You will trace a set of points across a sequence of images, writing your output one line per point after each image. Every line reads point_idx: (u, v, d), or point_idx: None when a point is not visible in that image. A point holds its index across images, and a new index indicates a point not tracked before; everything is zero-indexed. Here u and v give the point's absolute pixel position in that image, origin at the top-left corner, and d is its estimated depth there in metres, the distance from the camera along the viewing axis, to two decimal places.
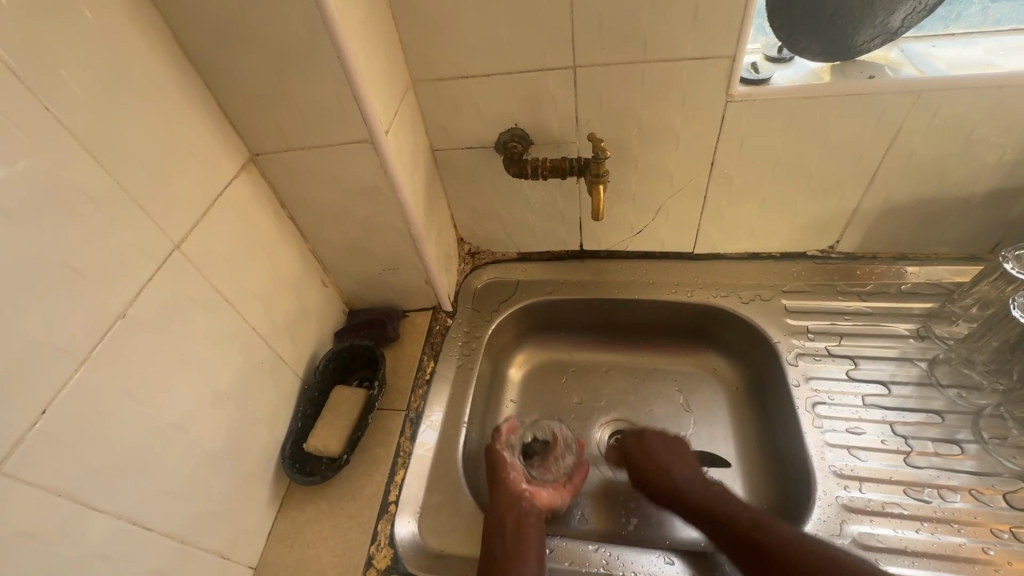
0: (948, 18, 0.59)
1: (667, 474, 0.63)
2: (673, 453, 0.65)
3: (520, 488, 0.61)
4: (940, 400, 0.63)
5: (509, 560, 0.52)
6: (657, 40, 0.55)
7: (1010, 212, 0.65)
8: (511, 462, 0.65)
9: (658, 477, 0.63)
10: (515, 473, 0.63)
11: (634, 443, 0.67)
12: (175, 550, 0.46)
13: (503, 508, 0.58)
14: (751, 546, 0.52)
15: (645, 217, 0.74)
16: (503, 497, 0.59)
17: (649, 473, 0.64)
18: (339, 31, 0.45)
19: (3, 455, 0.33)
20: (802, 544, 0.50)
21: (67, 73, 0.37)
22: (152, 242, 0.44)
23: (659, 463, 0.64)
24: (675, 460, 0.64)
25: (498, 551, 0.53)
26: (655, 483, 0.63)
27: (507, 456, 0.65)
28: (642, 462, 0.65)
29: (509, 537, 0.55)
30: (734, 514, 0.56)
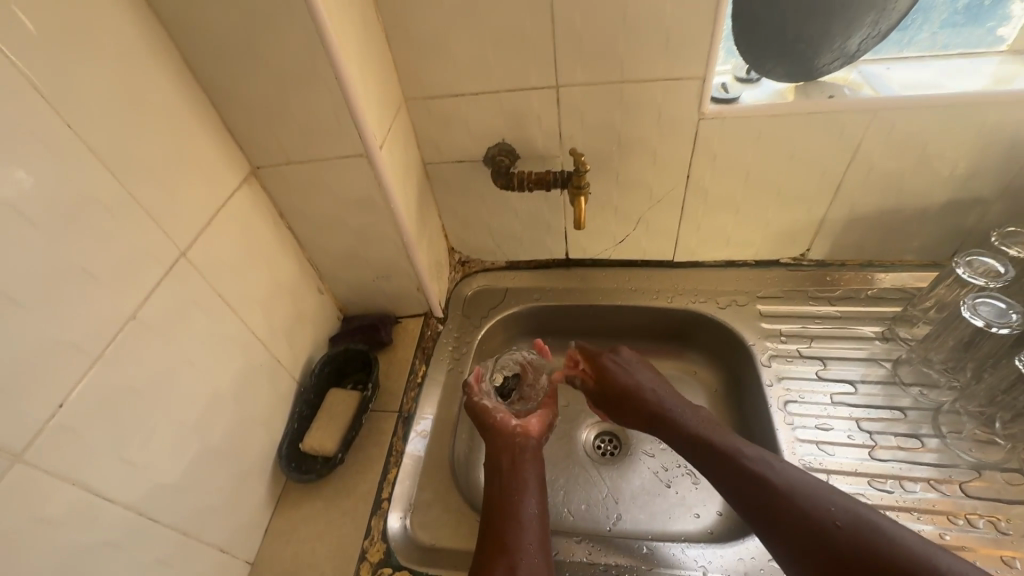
0: (901, 42, 0.64)
1: (638, 394, 0.66)
2: (639, 373, 0.68)
3: (511, 425, 0.64)
4: (904, 397, 0.67)
5: (506, 498, 0.57)
6: (632, 62, 0.59)
7: (966, 221, 0.69)
8: (493, 405, 0.67)
9: (628, 397, 0.67)
10: (502, 414, 0.65)
11: (601, 368, 0.70)
12: (177, 541, 0.48)
13: (498, 447, 0.62)
14: (776, 511, 0.50)
15: (626, 227, 0.78)
16: (495, 436, 0.63)
17: (619, 396, 0.67)
18: (337, 52, 0.49)
19: (26, 443, 0.36)
20: (833, 511, 0.48)
21: (88, 93, 0.40)
22: (160, 249, 0.47)
23: (628, 382, 0.68)
24: (640, 376, 0.68)
25: (498, 491, 0.58)
26: (627, 404, 0.67)
27: (488, 402, 0.67)
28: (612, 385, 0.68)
29: (507, 475, 0.59)
30: (740, 454, 0.55)
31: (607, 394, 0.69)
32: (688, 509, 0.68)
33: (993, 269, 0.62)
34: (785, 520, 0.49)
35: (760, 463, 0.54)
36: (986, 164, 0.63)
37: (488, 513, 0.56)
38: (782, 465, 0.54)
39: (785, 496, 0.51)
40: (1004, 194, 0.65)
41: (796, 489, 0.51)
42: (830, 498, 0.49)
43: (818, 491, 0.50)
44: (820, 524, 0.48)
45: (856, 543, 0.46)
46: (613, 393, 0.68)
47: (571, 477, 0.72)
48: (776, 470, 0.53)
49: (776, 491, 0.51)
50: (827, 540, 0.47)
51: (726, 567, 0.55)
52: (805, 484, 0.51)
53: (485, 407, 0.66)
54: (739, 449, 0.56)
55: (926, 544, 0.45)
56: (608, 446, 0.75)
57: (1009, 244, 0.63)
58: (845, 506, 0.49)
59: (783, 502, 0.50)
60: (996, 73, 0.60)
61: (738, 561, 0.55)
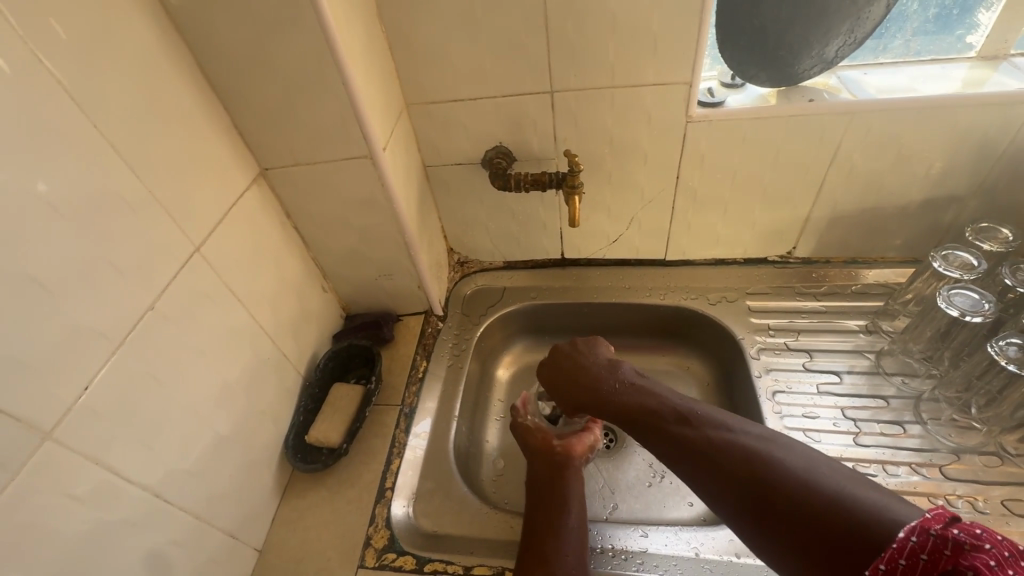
0: (876, 49, 0.68)
1: (563, 374, 0.65)
2: (562, 353, 0.68)
3: (552, 443, 0.66)
4: (888, 387, 0.69)
5: (550, 516, 0.57)
6: (623, 68, 0.62)
7: (943, 218, 0.73)
8: (537, 425, 0.70)
9: (555, 379, 0.66)
10: (543, 433, 0.68)
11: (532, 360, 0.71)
12: (190, 524, 0.50)
13: (541, 466, 0.64)
14: (703, 471, 0.47)
15: (619, 227, 0.81)
16: (537, 455, 0.65)
17: (548, 379, 0.68)
18: (344, 58, 0.52)
19: (55, 422, 0.39)
20: (751, 460, 0.44)
21: (113, 98, 0.43)
22: (176, 245, 0.50)
23: (556, 364, 0.67)
24: (562, 356, 0.67)
25: (538, 506, 0.59)
26: (557, 385, 0.66)
27: (532, 423, 0.70)
28: (542, 372, 0.69)
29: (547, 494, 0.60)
30: (658, 416, 0.53)
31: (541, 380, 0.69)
32: (682, 499, 0.70)
33: (968, 262, 0.65)
34: (712, 479, 0.46)
35: (678, 421, 0.51)
36: (960, 163, 0.66)
37: (530, 528, 0.56)
38: (707, 416, 0.51)
39: (705, 453, 0.47)
40: (978, 192, 0.69)
41: (717, 443, 0.47)
42: (752, 446, 0.46)
43: (738, 440, 0.47)
44: (738, 476, 0.44)
45: (776, 492, 0.41)
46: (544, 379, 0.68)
47: None
48: (696, 426, 0.50)
49: (698, 450, 0.48)
50: (750, 494, 0.43)
51: (718, 549, 0.57)
52: (727, 435, 0.48)
53: (529, 426, 0.69)
54: (656, 411, 0.54)
55: (854, 482, 0.40)
56: (604, 440, 0.78)
57: (984, 238, 0.67)
58: (764, 452, 0.45)
59: (706, 460, 0.47)
60: (967, 78, 0.63)
61: (729, 543, 0.57)
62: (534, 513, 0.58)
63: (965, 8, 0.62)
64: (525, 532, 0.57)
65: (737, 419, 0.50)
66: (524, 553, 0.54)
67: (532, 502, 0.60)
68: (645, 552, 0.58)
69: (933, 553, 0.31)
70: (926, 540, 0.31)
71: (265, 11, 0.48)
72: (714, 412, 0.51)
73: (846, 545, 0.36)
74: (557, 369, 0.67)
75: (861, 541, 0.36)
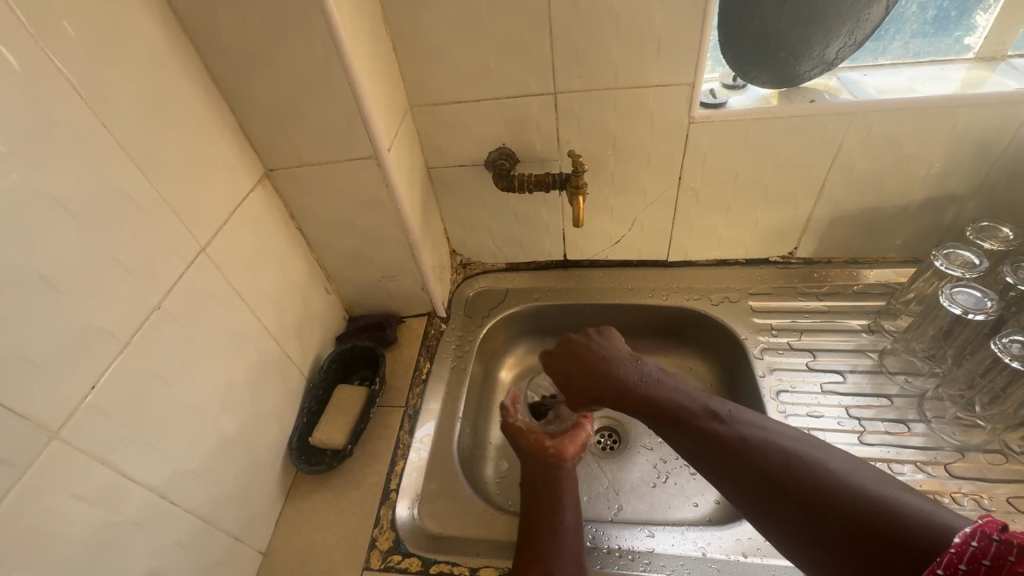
0: (876, 51, 0.68)
1: (586, 369, 0.65)
2: (585, 348, 0.67)
3: (544, 444, 0.67)
4: (891, 385, 0.70)
5: (544, 513, 0.57)
6: (626, 69, 0.63)
7: (943, 218, 0.73)
8: (527, 427, 0.70)
9: (574, 373, 0.66)
10: (535, 435, 0.68)
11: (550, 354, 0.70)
12: (195, 526, 0.50)
13: (534, 467, 0.64)
14: (735, 467, 0.47)
15: (622, 228, 0.82)
16: (528, 457, 0.65)
17: (566, 373, 0.67)
18: (351, 59, 0.52)
19: (62, 421, 0.38)
20: (789, 460, 0.45)
21: (121, 97, 0.43)
22: (182, 244, 0.50)
23: (576, 358, 0.67)
24: (583, 351, 0.67)
25: (534, 508, 0.58)
26: (576, 380, 0.66)
27: (522, 424, 0.71)
28: (560, 365, 0.68)
29: (541, 492, 0.60)
30: (687, 413, 0.54)
31: (559, 373, 0.68)
32: (687, 499, 0.70)
33: (970, 261, 0.66)
34: (744, 477, 0.46)
35: (710, 419, 0.52)
36: (960, 163, 0.67)
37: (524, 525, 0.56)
38: (740, 416, 0.51)
39: (739, 451, 0.48)
40: (977, 192, 0.69)
41: (752, 441, 0.48)
42: (790, 447, 0.46)
43: (774, 441, 0.47)
44: (773, 474, 0.45)
45: (815, 492, 0.42)
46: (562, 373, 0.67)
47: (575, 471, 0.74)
48: (728, 424, 0.50)
49: (730, 447, 0.48)
50: (785, 493, 0.43)
51: (725, 548, 0.57)
52: (763, 435, 0.48)
53: (520, 428, 0.70)
54: (685, 408, 0.54)
55: (893, 487, 0.40)
56: (608, 441, 0.78)
57: (985, 237, 0.67)
58: (802, 454, 0.45)
59: (739, 457, 0.47)
60: (965, 79, 0.64)
61: (736, 543, 0.57)
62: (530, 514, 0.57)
63: (963, 10, 0.63)
64: (521, 534, 0.56)
65: (770, 421, 0.50)
66: (521, 554, 0.54)
67: (527, 503, 0.60)
68: (652, 552, 0.58)
69: (998, 561, 0.30)
70: (989, 546, 0.31)
71: (272, 12, 0.48)
72: (746, 413, 0.52)
73: (887, 547, 0.37)
74: (578, 363, 0.66)
75: (905, 545, 0.36)
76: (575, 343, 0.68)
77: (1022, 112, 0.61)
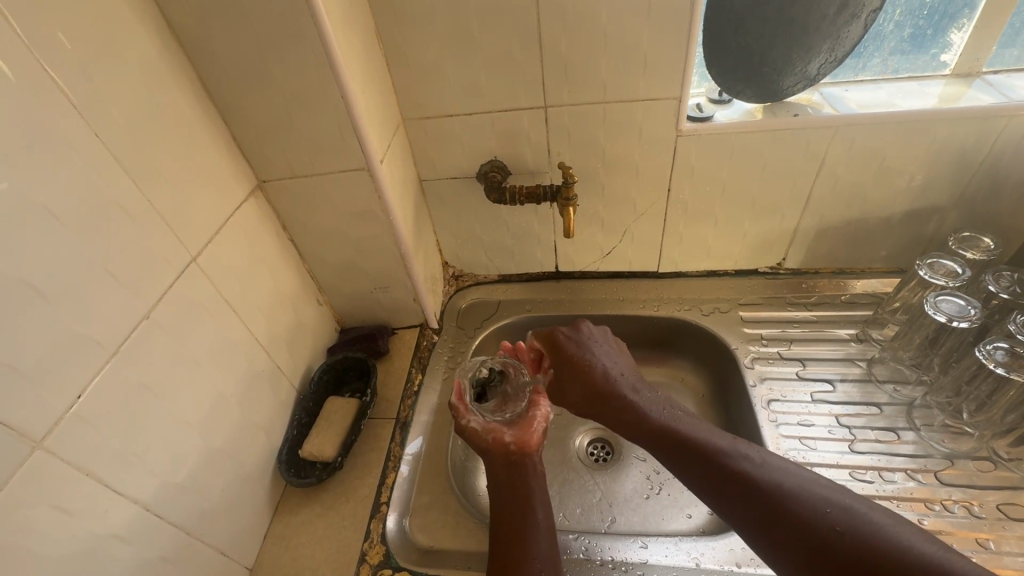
0: (856, 67, 0.70)
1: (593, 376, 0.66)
2: (599, 355, 0.68)
3: (505, 442, 0.63)
4: (880, 394, 0.70)
5: (517, 513, 0.57)
6: (614, 84, 0.64)
7: (926, 228, 0.75)
8: (482, 425, 0.65)
9: (584, 372, 0.67)
10: (493, 433, 0.64)
11: (566, 346, 0.70)
12: (180, 540, 0.49)
13: (496, 467, 0.62)
14: (755, 504, 0.47)
15: (612, 239, 0.83)
16: (490, 458, 0.62)
17: (576, 370, 0.67)
18: (343, 74, 0.53)
19: (46, 431, 0.38)
20: (823, 505, 0.45)
21: (115, 108, 0.44)
22: (174, 253, 0.50)
23: (591, 362, 0.67)
24: (598, 357, 0.68)
25: (505, 505, 0.58)
26: (584, 380, 0.66)
27: (477, 423, 0.65)
28: (571, 361, 0.68)
29: (514, 490, 0.60)
30: (704, 445, 0.53)
31: (567, 369, 0.68)
32: (680, 510, 0.70)
33: (952, 270, 0.67)
34: (764, 512, 0.46)
35: (736, 458, 0.51)
36: (940, 175, 0.68)
37: (496, 529, 0.57)
38: (767, 460, 0.50)
39: (768, 494, 0.47)
40: (959, 203, 0.71)
41: (783, 486, 0.47)
42: (826, 495, 0.46)
43: (811, 488, 0.47)
44: (800, 515, 0.45)
45: (847, 538, 0.42)
46: (572, 368, 0.68)
47: (564, 482, 0.74)
48: (758, 465, 0.50)
49: (756, 486, 0.48)
50: (823, 542, 0.43)
51: (719, 559, 0.56)
52: (795, 482, 0.47)
53: (475, 429, 0.64)
54: (702, 440, 0.54)
55: (933, 544, 0.40)
56: (600, 453, 0.77)
57: (967, 247, 0.69)
58: (841, 504, 0.45)
59: (765, 496, 0.47)
60: (941, 94, 0.66)
61: (729, 553, 0.57)
62: (501, 514, 0.57)
63: (938, 28, 0.65)
64: (494, 538, 0.56)
65: (797, 466, 0.50)
66: (495, 559, 0.54)
67: (496, 502, 0.60)
68: (645, 563, 0.57)
69: None
70: None
71: (266, 25, 0.49)
72: (774, 459, 0.51)
73: None
74: (591, 364, 0.67)
75: None
76: (590, 347, 0.70)
77: (998, 127, 0.62)
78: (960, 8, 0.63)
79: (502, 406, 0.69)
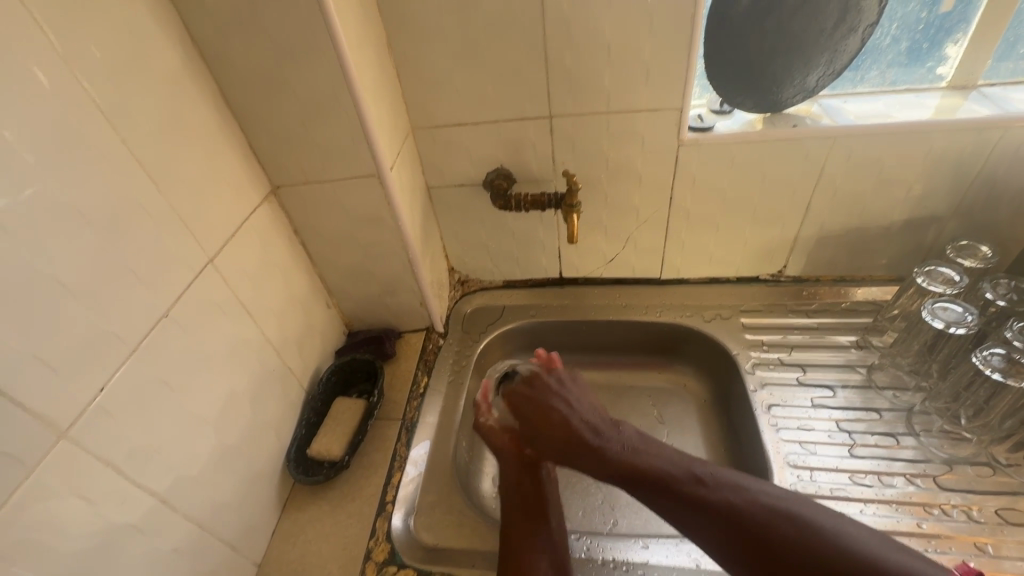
0: (854, 80, 0.72)
1: (555, 430, 0.59)
2: (560, 402, 0.62)
3: (520, 443, 0.66)
4: (880, 400, 0.71)
5: (525, 523, 0.58)
6: (618, 95, 0.66)
7: (925, 237, 0.76)
8: (500, 424, 0.68)
9: (547, 429, 0.60)
10: (509, 433, 0.67)
11: (523, 402, 0.64)
12: (193, 532, 0.51)
13: (510, 465, 0.64)
14: (722, 531, 0.46)
15: (615, 246, 0.84)
16: (505, 457, 0.65)
17: (539, 428, 0.61)
18: (356, 84, 0.55)
19: (71, 422, 0.40)
20: (774, 519, 0.45)
21: (142, 115, 0.46)
22: (191, 253, 0.52)
23: (550, 414, 0.61)
24: (554, 406, 0.61)
25: (509, 511, 0.59)
26: (547, 438, 0.59)
27: (493, 422, 0.68)
28: (531, 418, 0.62)
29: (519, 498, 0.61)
30: (665, 477, 0.51)
31: (530, 428, 0.62)
32: None
33: (950, 278, 0.68)
34: (731, 537, 0.46)
35: (692, 483, 0.49)
36: (937, 185, 0.70)
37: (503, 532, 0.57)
38: (720, 478, 0.49)
39: (723, 512, 0.47)
40: (956, 212, 0.72)
41: (740, 505, 0.47)
42: (775, 503, 0.47)
43: (762, 501, 0.47)
44: (761, 538, 0.45)
45: (802, 552, 0.43)
46: (533, 430, 0.61)
47: (570, 482, 0.75)
48: (710, 487, 0.49)
49: (714, 511, 0.47)
50: (782, 557, 0.44)
51: None
52: (747, 498, 0.47)
53: (492, 426, 0.68)
54: (662, 472, 0.51)
55: (878, 541, 0.43)
56: None
57: (964, 255, 0.70)
58: (791, 512, 0.46)
59: (727, 520, 0.46)
60: (938, 106, 0.67)
61: None
62: (512, 519, 0.58)
63: (935, 42, 0.67)
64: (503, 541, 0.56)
65: (747, 478, 0.50)
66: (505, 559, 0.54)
67: (508, 505, 0.61)
68: (646, 563, 0.58)
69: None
70: None
71: (283, 36, 0.51)
72: (726, 473, 0.50)
73: None
74: (551, 419, 0.60)
75: None
76: (547, 398, 0.63)
77: (994, 137, 0.64)
78: (956, 23, 0.64)
79: None
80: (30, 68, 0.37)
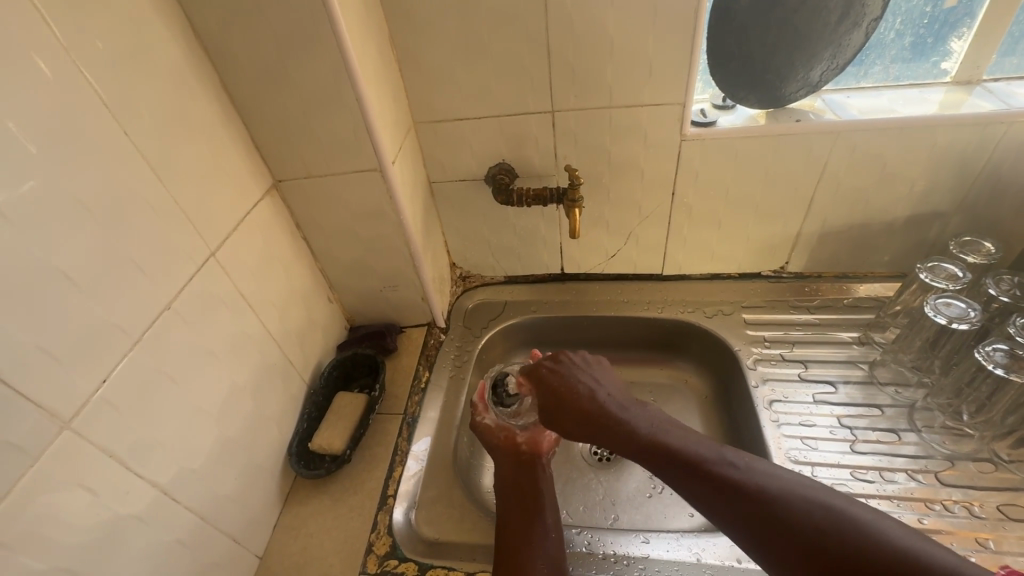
0: (857, 75, 0.71)
1: (582, 405, 0.59)
2: (586, 381, 0.62)
3: (516, 441, 0.67)
4: (882, 396, 0.71)
5: (524, 518, 0.58)
6: (620, 90, 0.66)
7: (928, 233, 0.76)
8: (496, 423, 0.69)
9: (572, 405, 0.60)
10: (505, 432, 0.67)
11: (548, 377, 0.64)
12: (196, 524, 0.51)
13: (506, 464, 0.65)
14: (749, 516, 0.45)
15: (617, 242, 0.84)
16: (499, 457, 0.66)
17: (563, 402, 0.61)
18: (359, 78, 0.55)
19: (74, 412, 0.40)
20: (807, 505, 0.44)
21: (144, 108, 0.46)
22: (193, 245, 0.52)
23: (576, 390, 0.61)
24: (580, 384, 0.62)
25: (506, 507, 0.60)
26: (573, 412, 0.60)
27: (490, 421, 0.69)
28: (556, 392, 0.62)
29: (512, 494, 0.61)
30: (694, 458, 0.50)
31: (553, 402, 0.62)
32: (682, 510, 0.70)
33: (953, 273, 0.68)
34: (757, 521, 0.45)
35: (724, 466, 0.49)
36: (940, 181, 0.69)
37: (499, 527, 0.57)
38: (753, 466, 0.49)
39: (753, 496, 0.46)
40: (960, 209, 0.72)
41: (770, 491, 0.46)
42: (805, 492, 0.45)
43: (795, 490, 0.45)
44: (788, 524, 0.43)
45: (834, 537, 0.41)
46: (557, 404, 0.61)
47: (568, 479, 0.75)
48: (743, 472, 0.48)
49: (744, 493, 0.46)
50: (810, 543, 0.42)
51: (721, 555, 0.57)
52: (782, 485, 0.46)
53: (488, 426, 0.68)
54: (691, 452, 0.51)
55: (913, 534, 0.40)
56: (604, 452, 0.78)
57: (968, 251, 0.70)
58: (823, 501, 0.44)
59: (756, 504, 0.45)
60: (942, 101, 0.67)
61: (729, 549, 0.58)
62: (508, 515, 0.58)
63: (939, 36, 0.66)
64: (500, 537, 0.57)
65: (778, 468, 0.49)
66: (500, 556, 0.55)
67: (505, 501, 0.61)
68: (647, 557, 0.58)
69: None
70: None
71: (285, 29, 0.51)
72: (755, 461, 0.50)
73: None
74: (578, 394, 0.61)
75: None
76: (574, 376, 0.63)
77: (999, 131, 0.63)
78: (961, 17, 0.64)
79: (521, 410, 0.70)
80: (32, 59, 0.37)
